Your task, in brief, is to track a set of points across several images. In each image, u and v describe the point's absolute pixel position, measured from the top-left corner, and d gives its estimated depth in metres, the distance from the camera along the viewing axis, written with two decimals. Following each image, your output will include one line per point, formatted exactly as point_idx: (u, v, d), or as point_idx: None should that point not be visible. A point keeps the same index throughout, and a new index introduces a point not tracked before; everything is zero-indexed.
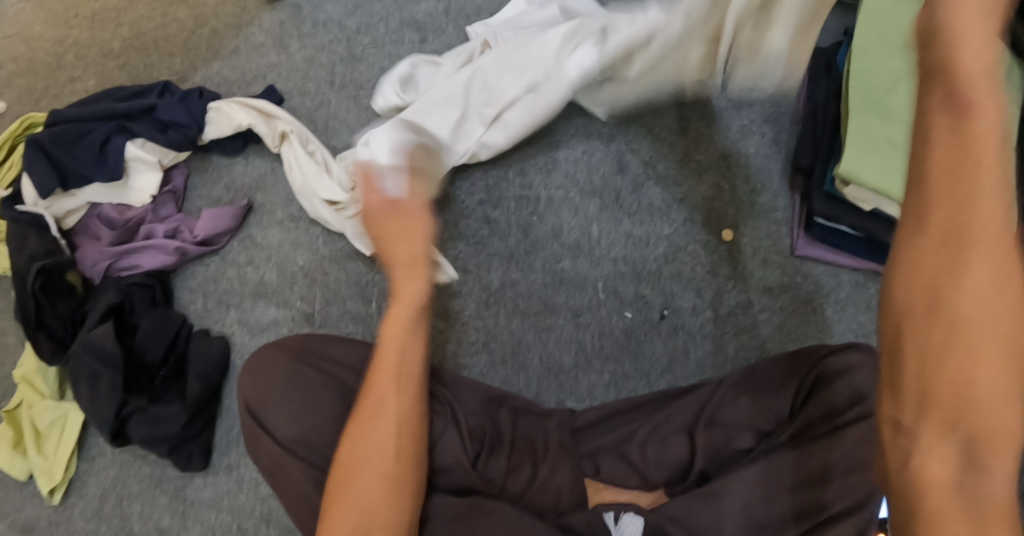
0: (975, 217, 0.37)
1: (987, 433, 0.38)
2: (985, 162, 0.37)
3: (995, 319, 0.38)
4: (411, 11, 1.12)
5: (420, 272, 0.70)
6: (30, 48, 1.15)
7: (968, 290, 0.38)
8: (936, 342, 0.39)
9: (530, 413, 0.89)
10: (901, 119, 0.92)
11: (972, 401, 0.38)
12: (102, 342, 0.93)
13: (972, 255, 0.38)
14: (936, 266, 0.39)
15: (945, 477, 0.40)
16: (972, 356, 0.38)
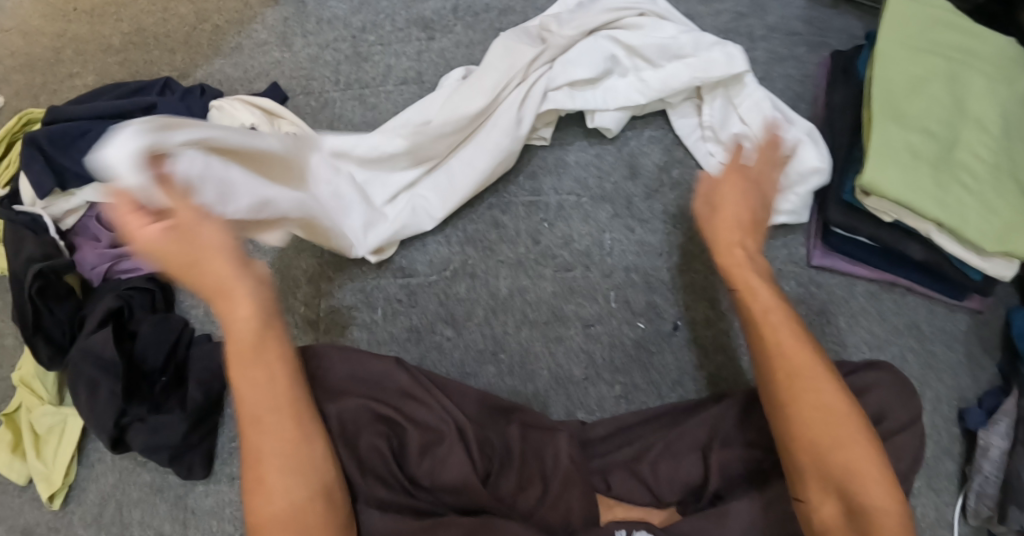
0: (784, 352, 0.72)
1: (853, 477, 0.66)
2: (767, 326, 0.74)
3: (826, 408, 0.69)
4: (419, 8, 1.10)
5: (235, 296, 0.66)
6: (29, 43, 1.12)
7: (804, 397, 0.70)
8: (793, 429, 0.70)
9: (539, 427, 0.86)
10: (922, 128, 0.91)
11: (824, 462, 0.68)
12: (102, 348, 0.92)
13: (792, 383, 0.70)
14: (778, 391, 0.71)
15: (835, 518, 0.67)
16: (836, 436, 0.68)
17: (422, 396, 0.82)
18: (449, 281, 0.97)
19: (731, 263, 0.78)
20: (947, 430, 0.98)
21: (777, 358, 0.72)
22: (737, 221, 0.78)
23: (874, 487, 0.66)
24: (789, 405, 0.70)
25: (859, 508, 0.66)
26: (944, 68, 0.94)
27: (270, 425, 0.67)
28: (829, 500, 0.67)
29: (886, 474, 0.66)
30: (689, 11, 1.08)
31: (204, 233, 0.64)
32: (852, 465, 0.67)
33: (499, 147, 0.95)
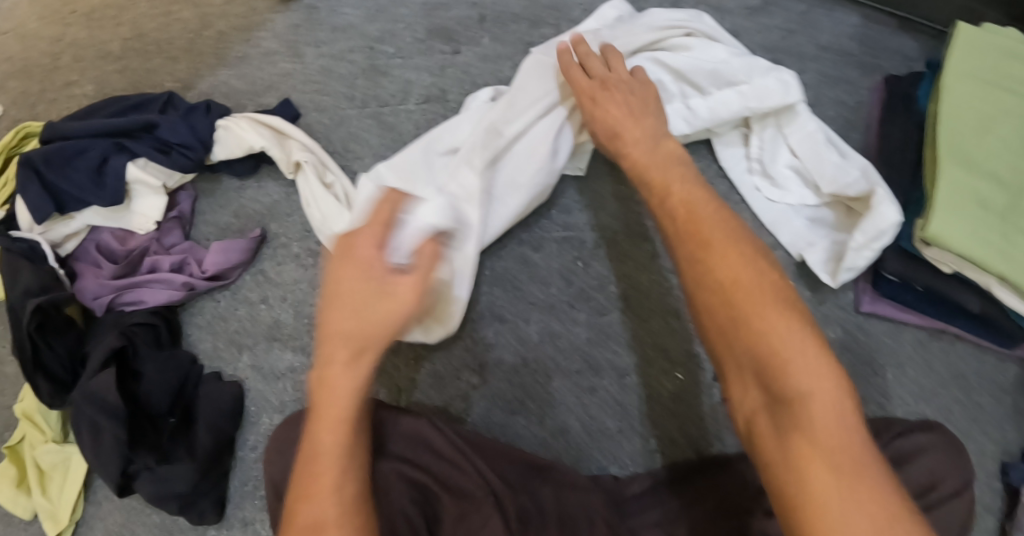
0: (690, 213, 0.68)
1: (779, 341, 0.58)
2: (677, 204, 0.70)
3: (744, 267, 0.62)
4: (442, 17, 1.01)
5: (360, 367, 0.62)
6: (25, 47, 1.04)
7: (718, 260, 0.63)
8: (701, 284, 0.64)
9: (574, 488, 0.82)
10: (991, 175, 0.84)
11: (730, 325, 0.61)
12: (106, 392, 0.86)
13: (708, 243, 0.65)
14: (688, 256, 0.65)
15: (765, 408, 0.59)
16: (750, 315, 0.60)
17: (455, 458, 0.78)
18: (475, 322, 0.92)
19: (633, 145, 0.78)
20: (989, 484, 0.93)
21: (695, 246, 0.65)
22: (619, 125, 0.80)
23: (805, 360, 0.57)
24: (700, 286, 0.63)
25: (784, 399, 0.57)
26: (1017, 106, 0.86)
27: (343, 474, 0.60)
28: (751, 389, 0.60)
29: (806, 344, 0.58)
30: (734, 27, 0.99)
31: (404, 280, 0.61)
32: (776, 350, 0.58)
33: (535, 182, 0.88)
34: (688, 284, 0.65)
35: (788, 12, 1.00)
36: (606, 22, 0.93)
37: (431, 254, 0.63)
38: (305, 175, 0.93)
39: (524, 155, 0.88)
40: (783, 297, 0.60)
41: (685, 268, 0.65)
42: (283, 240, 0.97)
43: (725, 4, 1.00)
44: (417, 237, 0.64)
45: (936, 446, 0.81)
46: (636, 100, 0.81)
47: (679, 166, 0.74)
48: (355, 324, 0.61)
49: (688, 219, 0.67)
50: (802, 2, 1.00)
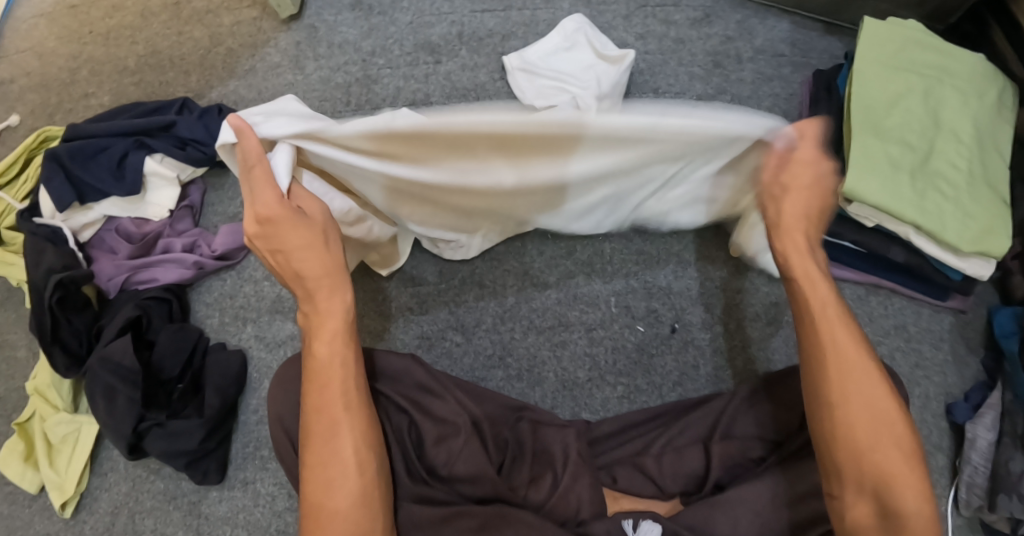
0: (828, 321, 0.73)
1: (885, 468, 0.68)
2: (824, 305, 0.74)
3: (873, 399, 0.70)
4: (426, 33, 1.14)
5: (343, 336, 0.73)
6: (44, 64, 1.16)
7: (858, 386, 0.71)
8: (836, 400, 0.71)
9: (551, 424, 0.90)
10: (898, 141, 0.97)
11: (853, 443, 0.69)
12: (120, 357, 0.94)
13: (847, 368, 0.71)
14: (831, 372, 0.71)
15: (865, 515, 0.68)
16: (858, 438, 0.69)
17: (437, 388, 0.85)
18: (457, 290, 1.02)
19: (795, 253, 0.74)
20: (936, 425, 1.04)
21: (834, 364, 0.72)
22: (806, 211, 0.73)
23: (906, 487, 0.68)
24: (832, 408, 0.71)
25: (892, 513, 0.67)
26: (919, 84, 1.00)
27: (358, 448, 0.71)
28: (863, 500, 0.68)
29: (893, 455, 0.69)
30: (680, 35, 1.14)
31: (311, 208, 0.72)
32: (881, 467, 0.68)
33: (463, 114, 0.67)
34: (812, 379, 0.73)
35: (726, 22, 1.15)
36: (567, 34, 1.09)
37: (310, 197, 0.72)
38: None
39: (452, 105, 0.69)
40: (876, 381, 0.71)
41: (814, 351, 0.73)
42: None
43: (672, 17, 1.15)
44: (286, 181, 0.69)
45: None
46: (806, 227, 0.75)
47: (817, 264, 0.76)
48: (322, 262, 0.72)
49: (835, 330, 0.73)
50: (738, 13, 1.16)
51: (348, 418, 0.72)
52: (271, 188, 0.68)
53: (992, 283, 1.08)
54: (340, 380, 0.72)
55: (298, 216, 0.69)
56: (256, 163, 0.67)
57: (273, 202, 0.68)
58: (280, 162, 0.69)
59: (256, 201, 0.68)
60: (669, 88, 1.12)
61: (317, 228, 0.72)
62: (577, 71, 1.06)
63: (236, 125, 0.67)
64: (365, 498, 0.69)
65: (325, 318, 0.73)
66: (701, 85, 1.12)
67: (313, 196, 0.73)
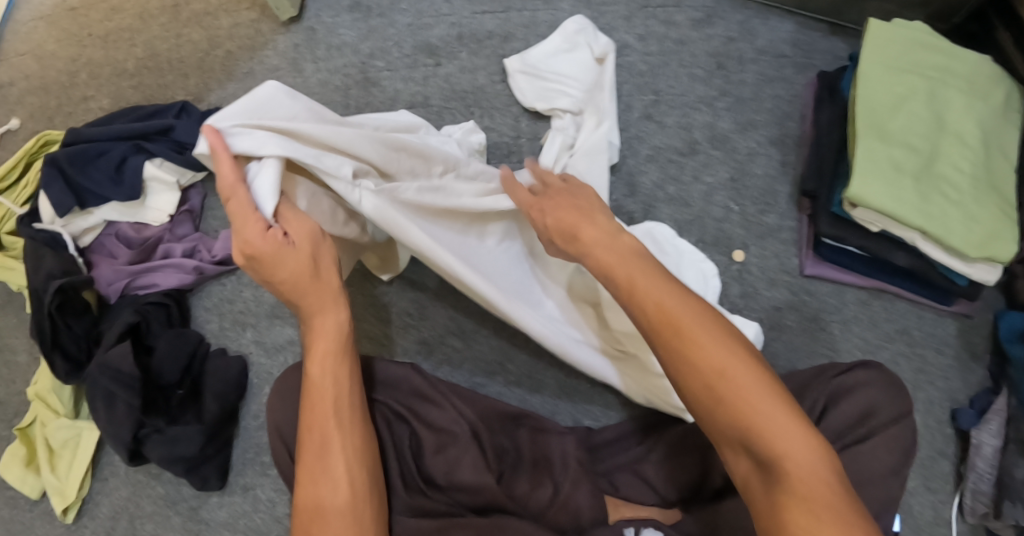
0: (653, 304, 0.69)
1: (761, 423, 0.63)
2: (653, 299, 0.69)
3: (725, 351, 0.66)
4: (425, 35, 1.13)
5: (340, 358, 0.75)
6: (43, 67, 1.16)
7: (699, 348, 0.66)
8: (690, 372, 0.66)
9: (550, 432, 0.90)
10: (904, 144, 0.96)
11: (720, 412, 0.65)
12: (119, 363, 0.93)
13: (698, 334, 0.66)
14: (675, 348, 0.67)
15: (752, 475, 0.64)
16: (733, 399, 0.64)
17: (434, 396, 0.84)
18: (457, 295, 1.01)
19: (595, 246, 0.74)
20: (939, 431, 1.03)
21: (691, 362, 0.66)
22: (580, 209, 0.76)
23: (784, 433, 0.62)
24: (682, 375, 0.67)
25: (767, 462, 0.63)
26: (923, 86, 0.98)
27: (351, 466, 0.72)
28: (743, 459, 0.65)
29: (777, 415, 0.63)
30: (682, 36, 1.13)
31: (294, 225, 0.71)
32: (766, 428, 0.63)
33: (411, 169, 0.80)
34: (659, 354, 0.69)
35: (729, 22, 1.14)
36: (568, 35, 1.08)
37: (297, 226, 0.70)
38: None
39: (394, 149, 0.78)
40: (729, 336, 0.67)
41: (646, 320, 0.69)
42: None
43: (674, 17, 1.14)
44: (266, 206, 0.67)
45: (877, 385, 0.85)
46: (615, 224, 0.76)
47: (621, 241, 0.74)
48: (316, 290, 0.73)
49: (659, 303, 0.69)
50: (741, 13, 1.14)
51: (341, 435, 0.73)
52: (254, 223, 0.67)
53: (997, 287, 1.07)
54: (334, 396, 0.74)
55: (285, 244, 0.69)
56: (231, 194, 0.66)
57: (256, 234, 0.67)
58: (262, 191, 0.67)
59: (243, 238, 0.67)
60: (671, 90, 1.11)
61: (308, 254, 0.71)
62: (577, 74, 1.06)
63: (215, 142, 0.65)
64: (358, 514, 0.71)
65: (318, 335, 0.75)
66: (703, 86, 1.11)
67: (302, 218, 0.71)
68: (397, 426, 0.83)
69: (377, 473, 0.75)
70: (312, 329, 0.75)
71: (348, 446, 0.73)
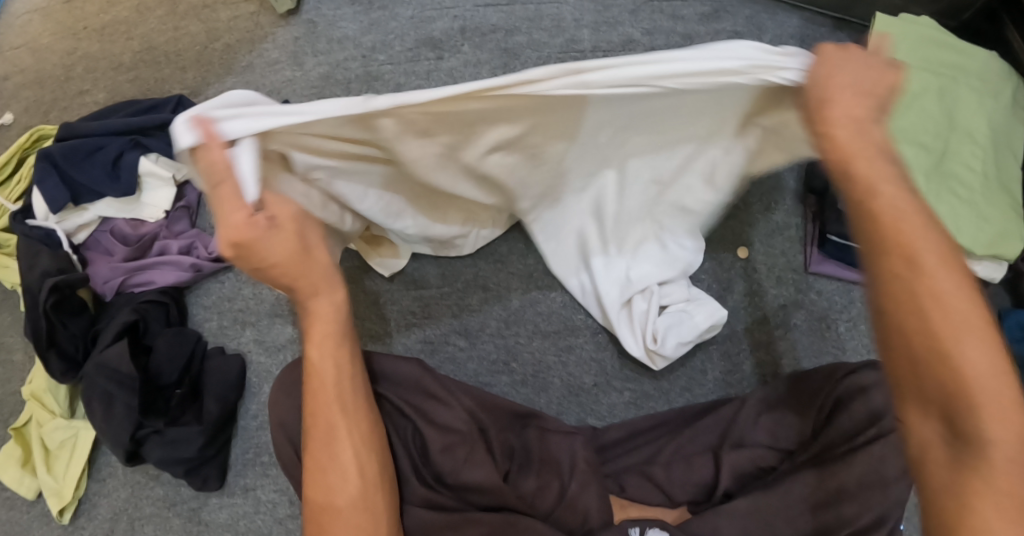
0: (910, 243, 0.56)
1: (977, 397, 0.55)
2: (899, 222, 0.56)
3: (963, 308, 0.56)
4: (428, 28, 1.11)
5: (340, 349, 0.70)
6: (37, 60, 1.13)
7: (937, 293, 0.56)
8: (916, 319, 0.56)
9: (558, 431, 0.88)
10: (914, 142, 0.95)
11: (915, 353, 0.57)
12: (116, 364, 0.92)
13: (933, 279, 0.56)
14: (903, 291, 0.57)
15: (935, 441, 0.57)
16: (950, 356, 0.55)
17: (440, 394, 0.81)
18: (461, 294, 1.00)
19: (861, 158, 0.56)
20: None
21: (917, 305, 0.56)
22: (856, 104, 0.55)
23: (999, 422, 0.55)
24: (909, 309, 0.56)
25: (967, 437, 0.55)
26: (934, 82, 0.97)
27: (358, 452, 0.70)
28: (928, 422, 0.58)
29: (992, 365, 0.55)
30: (688, 31, 1.12)
31: (272, 206, 0.60)
32: (980, 400, 0.55)
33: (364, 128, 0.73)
34: (881, 280, 0.58)
35: (735, 17, 1.13)
36: None
37: (280, 206, 0.61)
38: None
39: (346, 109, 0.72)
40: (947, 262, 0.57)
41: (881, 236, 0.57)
42: None
43: (681, 12, 1.12)
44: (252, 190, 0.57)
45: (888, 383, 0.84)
46: (874, 104, 0.56)
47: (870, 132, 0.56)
48: (312, 280, 0.65)
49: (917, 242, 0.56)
50: (748, 8, 1.13)
51: (348, 423, 0.70)
52: (240, 208, 0.57)
53: (1003, 285, 1.06)
54: (333, 380, 0.69)
55: (275, 231, 0.60)
56: (221, 181, 0.56)
57: (240, 220, 0.57)
58: (247, 170, 0.57)
59: (222, 227, 0.57)
60: None
61: (303, 240, 0.62)
62: None
63: (201, 128, 0.54)
64: (367, 504, 0.69)
65: (314, 321, 0.68)
66: None
67: (281, 196, 0.61)
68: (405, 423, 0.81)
69: (384, 460, 0.72)
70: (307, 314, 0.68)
71: (355, 436, 0.70)
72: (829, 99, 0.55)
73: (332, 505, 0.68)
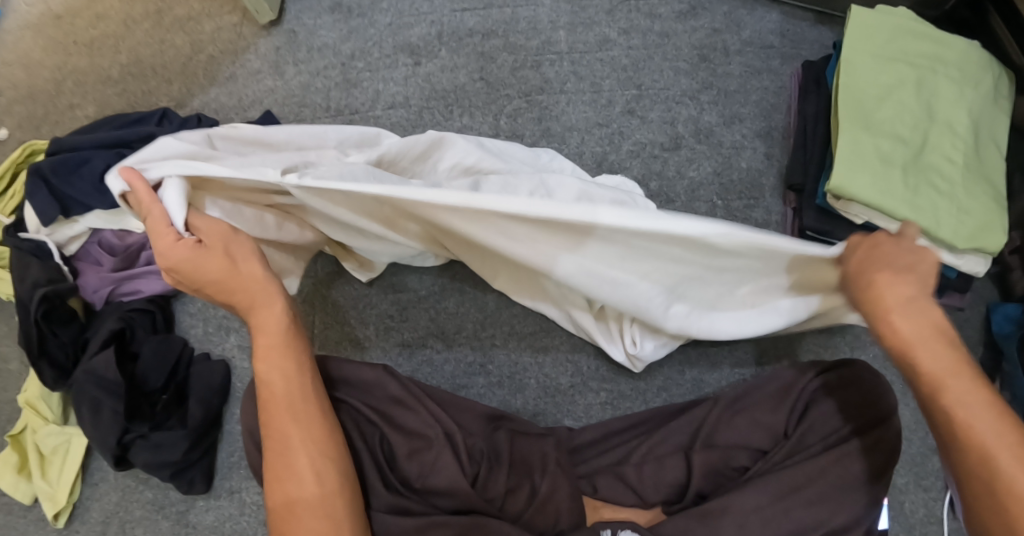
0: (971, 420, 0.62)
1: None
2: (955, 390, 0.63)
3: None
4: (405, 35, 1.13)
5: (287, 359, 0.73)
6: (29, 76, 1.17)
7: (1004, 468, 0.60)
8: (982, 483, 0.61)
9: (528, 434, 0.89)
10: (890, 135, 0.93)
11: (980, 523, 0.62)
12: (104, 370, 0.94)
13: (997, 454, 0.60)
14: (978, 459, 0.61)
15: None
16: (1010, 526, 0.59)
17: (407, 400, 0.83)
18: (438, 298, 1.01)
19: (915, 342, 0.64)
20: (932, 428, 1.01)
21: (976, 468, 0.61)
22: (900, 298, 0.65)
23: None
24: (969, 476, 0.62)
25: None
26: (911, 74, 0.96)
27: (311, 457, 0.71)
28: None
29: None
30: (665, 29, 1.11)
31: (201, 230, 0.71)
32: None
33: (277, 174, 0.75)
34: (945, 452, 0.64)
35: (713, 13, 1.12)
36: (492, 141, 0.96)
37: (214, 231, 0.72)
38: None
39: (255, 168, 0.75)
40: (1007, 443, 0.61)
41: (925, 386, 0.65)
42: None
43: (658, 10, 1.12)
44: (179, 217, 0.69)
45: (864, 382, 0.84)
46: (912, 286, 0.65)
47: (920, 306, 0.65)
48: (249, 294, 0.73)
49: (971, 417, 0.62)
50: (726, 4, 1.13)
51: (302, 427, 0.71)
52: (167, 232, 0.69)
53: (990, 279, 1.04)
54: (282, 388, 0.72)
55: (198, 251, 0.70)
56: (151, 211, 0.70)
57: (168, 246, 0.69)
58: (172, 198, 0.69)
59: (157, 251, 0.70)
60: (655, 84, 1.09)
61: (234, 261, 0.72)
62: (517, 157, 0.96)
63: (124, 175, 0.69)
64: (326, 506, 0.69)
65: (258, 334, 0.73)
66: (688, 79, 1.09)
67: (212, 221, 0.72)
68: (374, 430, 0.83)
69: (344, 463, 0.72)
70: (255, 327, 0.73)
71: (308, 442, 0.71)
72: (854, 273, 0.67)
73: (292, 511, 0.69)
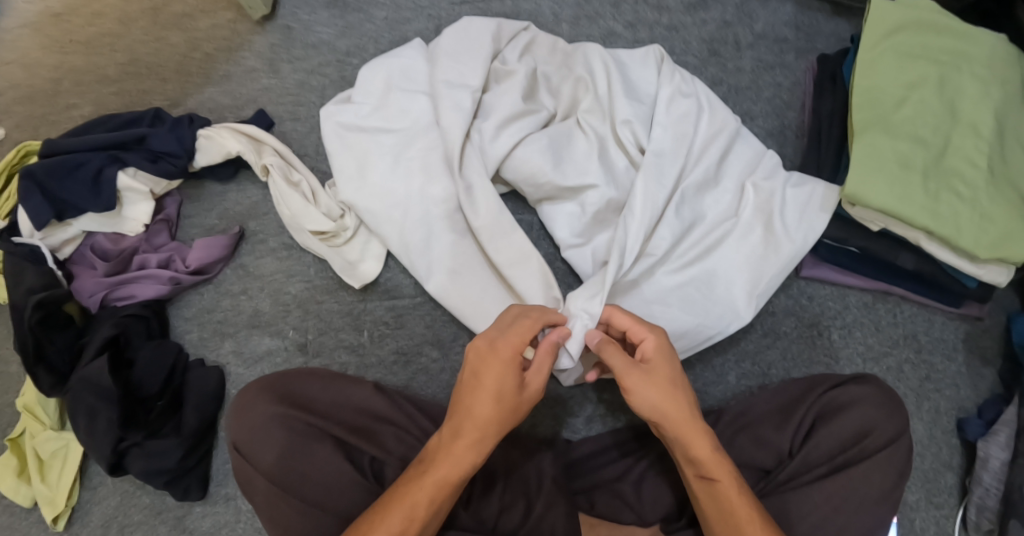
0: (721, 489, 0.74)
1: None
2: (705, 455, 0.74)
3: None
4: (403, 30, 1.10)
5: (481, 448, 0.74)
6: (26, 75, 1.15)
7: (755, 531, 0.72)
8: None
9: (522, 450, 0.88)
10: (910, 136, 0.88)
11: None
12: (98, 377, 0.93)
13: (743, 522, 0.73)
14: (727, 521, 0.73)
15: None
16: None
17: (396, 418, 0.85)
18: (433, 303, 1.01)
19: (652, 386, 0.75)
20: (946, 442, 0.97)
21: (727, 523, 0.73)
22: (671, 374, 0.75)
23: None
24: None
25: None
26: (935, 72, 0.90)
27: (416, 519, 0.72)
28: None
29: None
30: (673, 22, 1.06)
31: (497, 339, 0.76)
32: None
33: (422, 109, 0.97)
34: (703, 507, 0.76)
35: (724, 5, 1.06)
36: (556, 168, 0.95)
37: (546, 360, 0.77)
38: (273, 176, 0.99)
39: (416, 104, 0.98)
40: (743, 488, 0.74)
41: (694, 475, 0.76)
42: (261, 236, 1.05)
43: (665, 2, 1.07)
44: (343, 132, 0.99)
45: (875, 398, 0.82)
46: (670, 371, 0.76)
47: (676, 396, 0.75)
48: (495, 386, 0.74)
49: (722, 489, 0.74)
50: None
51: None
52: (512, 339, 0.75)
53: (1013, 286, 0.99)
54: (424, 517, 0.72)
55: (510, 379, 0.74)
56: (522, 316, 0.77)
57: (506, 342, 0.75)
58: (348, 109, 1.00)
59: (497, 341, 0.75)
60: None
61: (520, 402, 0.74)
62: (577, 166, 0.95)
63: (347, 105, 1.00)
64: None
65: (450, 460, 0.74)
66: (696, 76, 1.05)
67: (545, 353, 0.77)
68: (372, 449, 0.82)
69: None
70: (447, 455, 0.74)
71: (432, 484, 0.73)
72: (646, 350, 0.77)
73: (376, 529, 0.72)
